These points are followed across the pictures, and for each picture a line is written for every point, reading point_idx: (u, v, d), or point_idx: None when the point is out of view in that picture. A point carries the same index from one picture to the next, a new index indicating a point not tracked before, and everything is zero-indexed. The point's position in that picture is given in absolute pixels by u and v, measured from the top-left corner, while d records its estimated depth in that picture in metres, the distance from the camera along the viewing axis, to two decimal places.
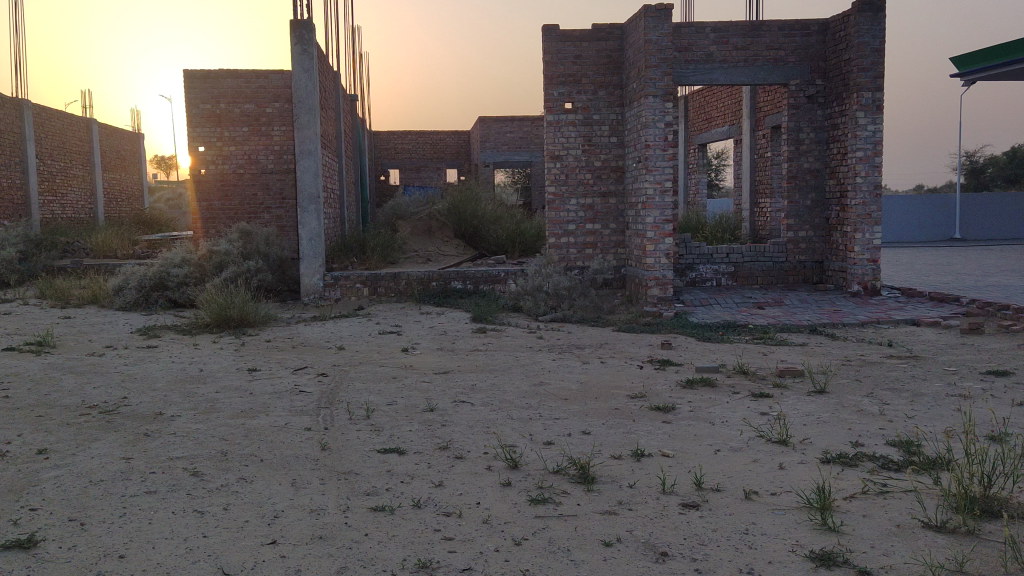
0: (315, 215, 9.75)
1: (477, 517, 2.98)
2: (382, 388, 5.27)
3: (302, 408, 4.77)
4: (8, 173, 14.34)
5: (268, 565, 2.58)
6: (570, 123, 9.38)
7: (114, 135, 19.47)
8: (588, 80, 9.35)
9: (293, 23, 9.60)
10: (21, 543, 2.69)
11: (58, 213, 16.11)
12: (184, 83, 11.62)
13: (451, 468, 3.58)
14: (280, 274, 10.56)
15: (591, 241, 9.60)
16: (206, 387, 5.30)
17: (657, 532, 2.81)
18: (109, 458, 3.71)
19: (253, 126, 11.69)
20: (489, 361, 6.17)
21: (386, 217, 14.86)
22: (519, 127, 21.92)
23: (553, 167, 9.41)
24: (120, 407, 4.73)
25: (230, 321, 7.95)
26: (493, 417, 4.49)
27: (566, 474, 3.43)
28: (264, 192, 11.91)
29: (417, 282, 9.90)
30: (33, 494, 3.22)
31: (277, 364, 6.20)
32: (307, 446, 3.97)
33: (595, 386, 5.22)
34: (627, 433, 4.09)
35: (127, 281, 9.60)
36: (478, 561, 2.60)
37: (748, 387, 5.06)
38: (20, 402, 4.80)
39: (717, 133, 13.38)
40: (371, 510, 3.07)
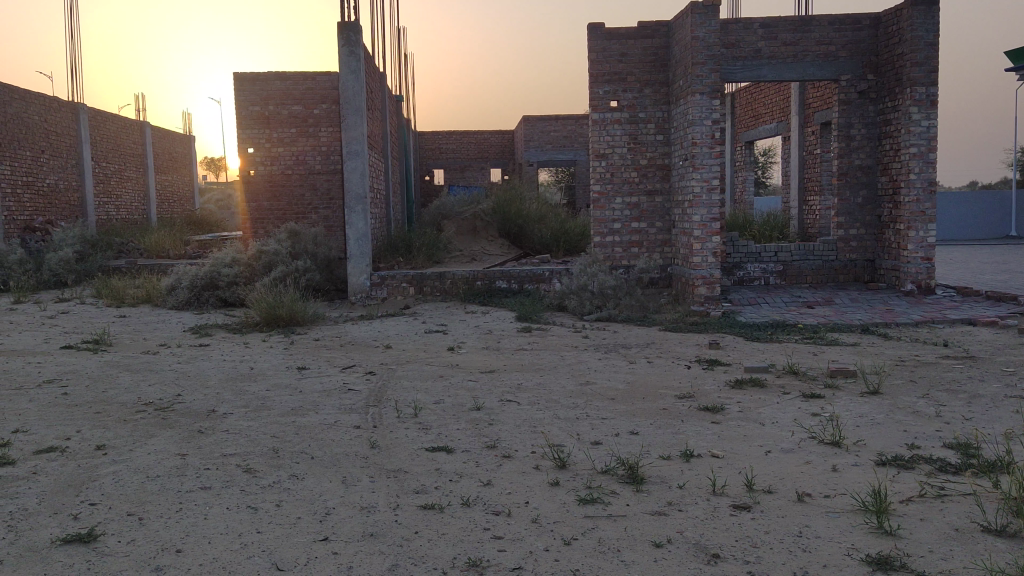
0: (362, 215, 9.84)
1: (526, 516, 2.98)
2: (429, 387, 5.30)
3: (350, 406, 4.82)
4: (65, 176, 14.70)
5: (321, 561, 2.61)
6: (616, 122, 9.35)
7: (166, 137, 19.85)
8: (633, 78, 9.30)
9: (340, 25, 9.70)
10: (82, 537, 2.76)
11: (112, 214, 16.48)
12: (234, 85, 11.81)
13: (499, 467, 3.59)
14: (328, 274, 10.69)
15: (636, 240, 9.55)
16: (257, 385, 5.38)
17: (708, 534, 2.79)
18: (164, 454, 3.79)
19: (301, 128, 11.85)
20: (535, 361, 6.16)
21: (431, 216, 14.95)
22: (564, 126, 21.91)
23: (598, 166, 9.39)
24: (174, 404, 4.82)
25: (279, 320, 8.05)
26: (540, 416, 4.49)
27: (615, 474, 3.42)
28: (312, 193, 12.05)
29: (462, 281, 9.93)
30: (93, 489, 3.30)
31: (326, 363, 6.27)
32: (357, 443, 4.02)
33: (642, 386, 5.19)
34: (675, 433, 4.07)
35: (179, 281, 9.78)
36: (528, 561, 2.61)
37: (799, 387, 5.00)
38: (78, 399, 4.92)
39: (764, 130, 13.23)
40: (420, 508, 3.09)
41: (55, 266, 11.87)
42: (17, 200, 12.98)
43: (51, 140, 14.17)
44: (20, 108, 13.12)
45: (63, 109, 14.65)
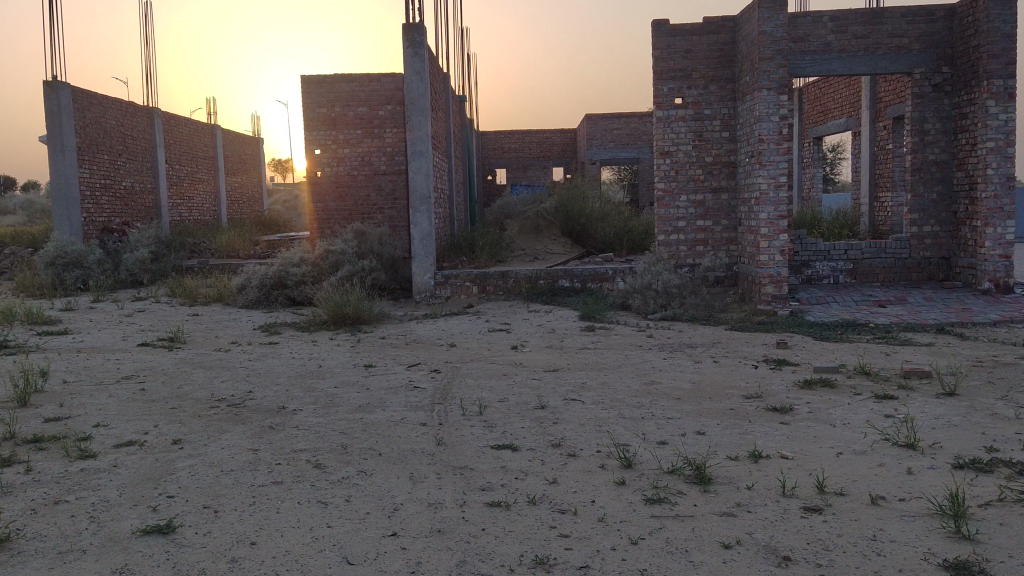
0: (427, 215, 9.93)
1: (592, 515, 2.98)
2: (493, 385, 5.33)
3: (416, 403, 4.88)
4: (141, 179, 15.16)
5: (390, 556, 2.65)
6: (681, 119, 9.26)
7: (236, 140, 20.32)
8: (698, 75, 9.20)
9: (405, 27, 9.80)
10: (161, 528, 2.85)
11: (185, 216, 16.94)
12: (302, 88, 12.02)
13: (565, 466, 3.59)
14: (393, 273, 10.83)
15: (702, 238, 9.45)
16: (326, 382, 5.49)
17: (778, 536, 2.75)
18: (237, 449, 3.88)
19: (366, 129, 12.01)
20: (598, 359, 6.15)
21: (494, 216, 15.02)
22: (626, 124, 21.87)
23: (663, 164, 9.32)
24: (246, 401, 4.93)
25: (346, 319, 8.18)
26: (605, 415, 4.48)
27: (681, 474, 3.40)
28: (377, 193, 12.20)
29: (525, 281, 9.94)
30: (171, 482, 3.40)
31: (392, 360, 6.35)
32: (423, 440, 4.07)
33: (708, 385, 5.13)
34: (743, 433, 4.02)
35: (249, 280, 10.01)
36: (595, 560, 2.61)
37: (870, 387, 4.90)
38: (156, 395, 5.08)
39: (833, 125, 12.97)
40: (487, 505, 3.11)
41: (132, 266, 12.26)
42: (95, 202, 13.43)
43: (127, 144, 14.61)
44: (99, 112, 13.56)
45: (139, 113, 15.10)
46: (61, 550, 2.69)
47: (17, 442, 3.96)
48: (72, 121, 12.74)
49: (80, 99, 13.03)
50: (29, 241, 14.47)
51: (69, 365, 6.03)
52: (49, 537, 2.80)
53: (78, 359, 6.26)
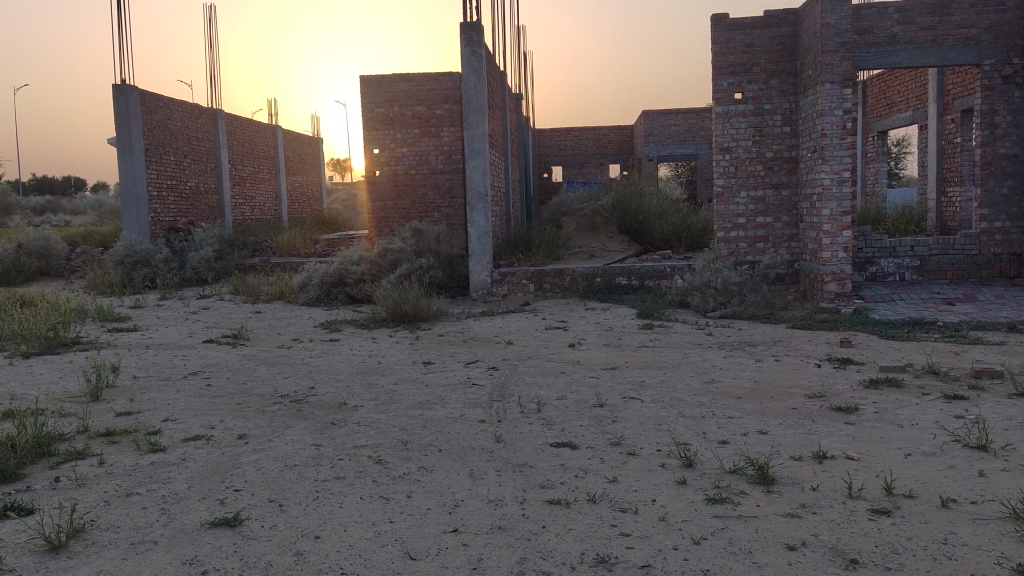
0: (484, 214, 9.96)
1: (653, 514, 2.96)
2: (551, 383, 5.33)
3: (475, 400, 4.91)
4: (205, 179, 15.50)
5: (452, 552, 2.67)
6: (740, 114, 9.13)
7: (297, 140, 20.65)
8: (758, 69, 9.06)
9: (463, 26, 9.85)
10: (228, 521, 2.91)
11: (247, 215, 17.28)
12: (361, 88, 12.16)
13: (625, 464, 3.58)
14: (450, 271, 10.90)
15: (762, 235, 9.31)
16: (385, 378, 5.55)
17: (845, 538, 2.70)
18: (301, 444, 3.95)
19: (424, 128, 12.10)
20: (657, 358, 6.10)
21: (551, 213, 15.01)
22: (684, 120, 21.67)
23: (722, 160, 9.20)
24: (308, 397, 5.02)
25: (404, 316, 8.26)
26: (664, 414, 4.44)
27: (743, 474, 3.36)
28: (435, 191, 12.27)
29: (582, 279, 9.91)
30: (237, 475, 3.48)
31: (450, 357, 6.40)
32: (483, 437, 4.08)
33: (770, 385, 5.05)
34: (807, 433, 3.95)
35: (311, 279, 10.18)
36: (657, 559, 2.59)
37: (939, 388, 4.77)
38: (221, 390, 5.20)
39: (899, 119, 12.68)
40: (547, 503, 3.11)
41: (197, 265, 12.55)
42: (162, 202, 13.78)
43: (193, 145, 14.96)
44: (165, 114, 13.89)
45: (204, 115, 15.44)
46: (133, 541, 2.77)
47: (91, 435, 4.09)
48: (139, 124, 13.06)
49: (148, 102, 13.37)
50: (99, 240, 14.93)
51: (139, 360, 6.21)
52: (123, 528, 2.89)
53: (147, 355, 6.44)
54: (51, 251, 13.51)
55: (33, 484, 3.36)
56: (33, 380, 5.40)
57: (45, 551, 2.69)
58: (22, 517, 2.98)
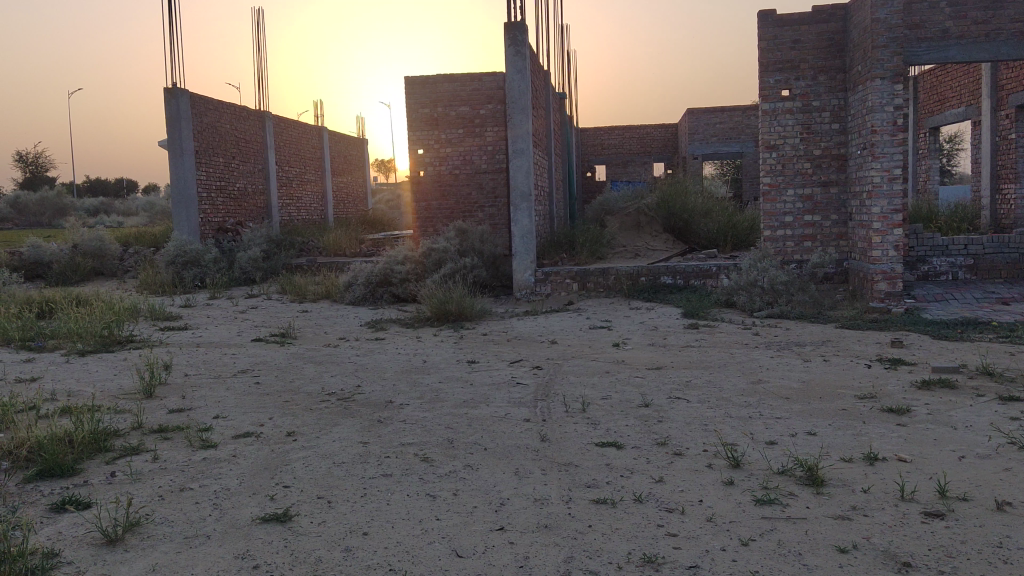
0: (527, 213, 9.97)
1: (700, 515, 2.94)
2: (596, 382, 5.33)
3: (519, 399, 4.92)
4: (253, 180, 15.73)
5: (499, 550, 2.68)
6: (788, 111, 9.01)
7: (342, 141, 20.86)
8: (806, 65, 8.93)
9: (507, 26, 9.87)
10: (279, 517, 2.96)
11: (294, 216, 17.50)
12: (406, 89, 12.24)
13: (672, 464, 3.56)
14: (494, 270, 10.93)
15: (810, 234, 9.17)
16: (430, 377, 5.58)
17: (897, 541, 2.66)
18: (348, 442, 4.00)
19: (468, 128, 12.15)
20: (703, 358, 6.06)
21: (594, 212, 14.96)
22: (730, 118, 21.47)
23: (768, 158, 9.10)
24: (355, 395, 5.07)
25: (449, 315, 8.31)
26: (710, 414, 4.41)
27: (792, 475, 3.32)
28: (478, 191, 12.31)
29: (626, 278, 9.85)
30: (286, 472, 3.53)
31: (495, 357, 6.42)
32: (528, 436, 4.08)
33: (819, 385, 4.98)
34: (857, 435, 3.89)
35: (356, 278, 10.27)
36: (705, 560, 2.57)
37: (994, 389, 4.67)
38: (271, 388, 5.28)
39: (951, 115, 12.42)
40: (593, 502, 3.11)
41: (245, 265, 12.75)
42: (211, 203, 14.01)
43: (241, 147, 15.19)
44: (214, 117, 14.12)
45: (252, 117, 15.67)
46: (187, 535, 2.83)
47: (144, 431, 4.17)
48: (189, 126, 13.28)
49: (198, 105, 13.60)
50: (151, 241, 15.23)
51: (189, 358, 6.33)
52: (176, 522, 2.95)
53: (198, 353, 6.56)
54: (105, 252, 13.82)
55: (90, 478, 3.44)
56: (88, 377, 5.53)
57: (102, 543, 2.76)
58: (80, 510, 3.06)
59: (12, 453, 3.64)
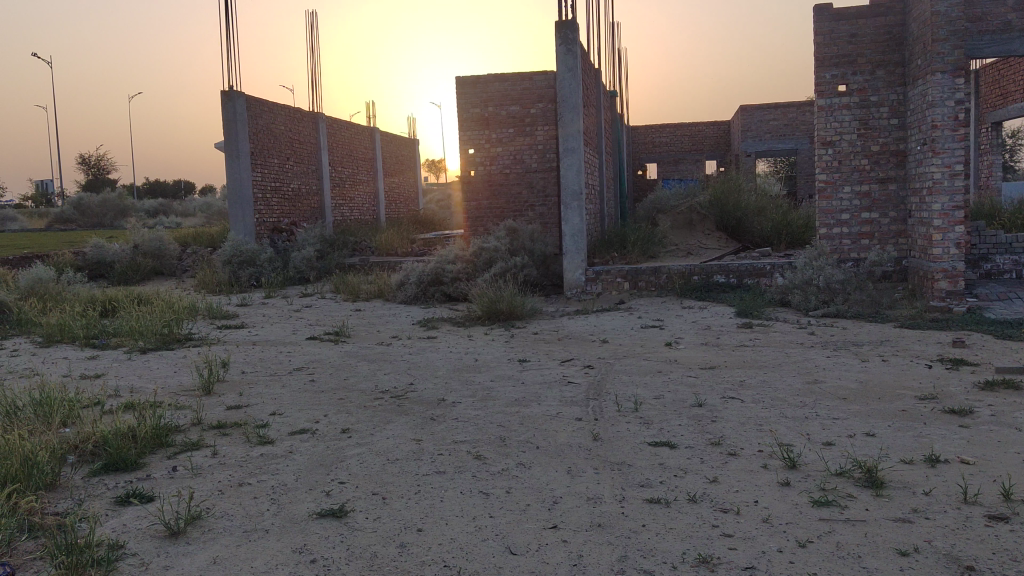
0: (578, 212, 9.95)
1: (757, 515, 2.91)
2: (648, 382, 5.29)
3: (571, 398, 4.91)
4: (307, 180, 15.95)
5: (553, 548, 2.68)
6: (844, 107, 8.86)
7: (394, 142, 21.05)
8: (864, 60, 8.76)
9: (558, 25, 9.85)
10: (334, 512, 3.00)
11: (347, 216, 17.71)
12: (457, 89, 12.30)
13: (726, 464, 3.52)
14: (544, 269, 10.92)
15: (868, 232, 9.00)
16: (482, 375, 5.62)
17: (960, 545, 2.60)
18: (402, 439, 4.03)
19: (519, 127, 12.15)
20: (758, 358, 5.97)
21: (646, 210, 14.86)
22: (784, 114, 21.18)
23: (825, 154, 8.95)
24: (408, 393, 5.11)
25: (499, 314, 8.33)
26: (765, 414, 4.35)
27: (851, 476, 3.27)
28: (529, 191, 12.31)
29: (679, 276, 9.76)
30: (342, 468, 3.57)
31: (546, 356, 6.40)
32: (579, 435, 4.08)
33: (877, 386, 4.89)
34: (918, 436, 3.81)
35: (408, 278, 10.36)
36: (761, 561, 2.54)
37: None
38: (326, 385, 5.35)
39: (1014, 109, 12.08)
40: (646, 502, 3.09)
41: (300, 265, 12.94)
42: (266, 204, 14.24)
43: (296, 149, 15.42)
44: (269, 119, 14.35)
45: (306, 119, 15.89)
46: (247, 529, 2.89)
47: (204, 427, 4.26)
48: (245, 128, 13.51)
49: (253, 107, 13.83)
50: (209, 241, 15.56)
51: (246, 356, 6.44)
52: (236, 516, 3.01)
53: (254, 351, 6.68)
54: (164, 252, 14.14)
55: (153, 472, 3.53)
56: (150, 374, 5.67)
57: (166, 536, 2.83)
58: (144, 503, 3.14)
59: (78, 447, 3.75)
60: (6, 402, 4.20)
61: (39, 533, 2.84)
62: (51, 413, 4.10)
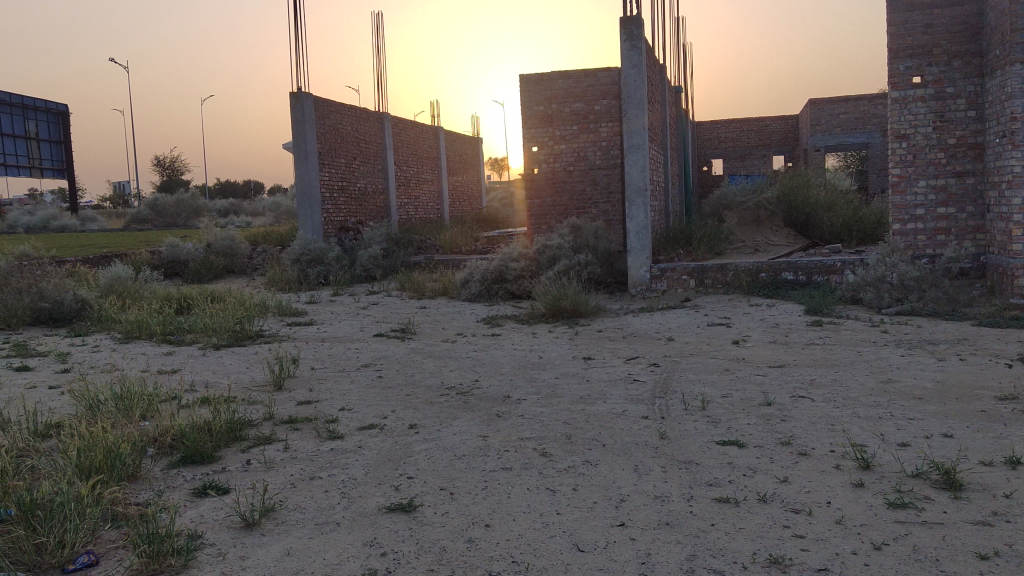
0: (643, 208, 9.87)
1: (829, 517, 2.85)
2: (715, 381, 5.21)
3: (637, 396, 4.88)
4: (373, 180, 16.17)
5: (620, 546, 2.67)
6: (919, 99, 8.63)
7: (458, 140, 21.19)
8: (940, 51, 8.52)
9: (623, 20, 9.79)
10: (404, 507, 3.04)
11: (412, 214, 17.91)
12: (521, 87, 12.31)
13: (797, 464, 3.46)
14: (608, 267, 10.75)
15: (944, 227, 8.73)
16: (547, 373, 5.62)
17: None
18: (468, 435, 4.06)
19: (583, 124, 12.11)
20: (828, 356, 5.84)
21: (712, 207, 14.67)
22: (854, 108, 20.76)
23: (898, 148, 8.74)
24: (474, 390, 5.15)
25: (563, 312, 8.33)
26: (836, 414, 4.26)
27: (928, 478, 3.18)
28: (593, 187, 12.26)
29: (746, 273, 9.60)
30: (410, 463, 3.62)
31: (610, 353, 6.38)
32: (646, 433, 4.05)
33: (955, 386, 4.75)
34: (998, 437, 3.69)
35: (472, 275, 10.42)
36: (834, 563, 2.50)
37: None
38: (392, 382, 5.43)
39: None
40: (715, 501, 3.06)
41: (366, 263, 13.13)
42: (334, 203, 14.48)
43: (362, 149, 15.63)
44: (336, 119, 14.58)
45: (372, 119, 16.09)
46: (318, 522, 2.94)
47: (276, 422, 4.36)
48: (313, 129, 13.73)
49: (321, 108, 14.05)
50: (278, 240, 15.87)
51: (315, 353, 6.56)
52: (308, 509, 3.07)
53: (323, 348, 6.79)
54: (235, 251, 14.49)
55: (228, 466, 3.62)
56: (223, 369, 5.82)
57: (241, 527, 2.90)
58: (220, 495, 3.23)
59: (157, 440, 3.87)
60: (89, 396, 4.36)
61: (121, 522, 2.95)
62: (131, 407, 4.25)
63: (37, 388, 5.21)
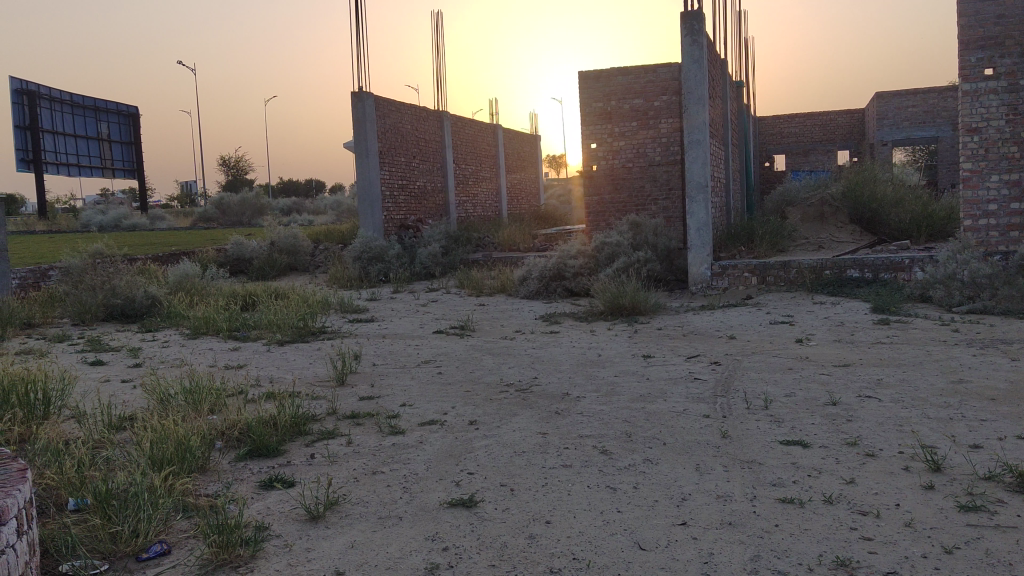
0: (704, 205, 9.75)
1: (898, 519, 2.79)
2: (777, 380, 5.13)
3: (698, 395, 4.83)
4: (433, 178, 16.28)
5: (682, 545, 2.65)
6: (992, 91, 8.38)
7: (517, 138, 21.22)
8: (1013, 41, 8.25)
9: (683, 15, 9.68)
10: (465, 502, 3.06)
11: (470, 212, 17.99)
12: (580, 84, 12.27)
13: (863, 465, 3.39)
14: (668, 264, 10.70)
15: (1018, 223, 8.42)
16: (607, 370, 5.60)
17: None
18: (528, 432, 4.07)
19: (642, 121, 12.02)
20: (896, 356, 5.70)
21: (774, 203, 14.44)
22: (923, 100, 20.22)
23: (969, 142, 8.50)
24: (533, 387, 5.16)
25: (623, 309, 8.29)
26: (905, 415, 4.16)
27: (1001, 481, 3.09)
28: (652, 184, 12.16)
29: (809, 271, 9.43)
30: (470, 459, 3.64)
31: (671, 351, 6.32)
32: (708, 432, 4.01)
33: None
34: None
35: (531, 273, 10.43)
36: (904, 566, 2.44)
37: None
38: (452, 378, 5.47)
39: None
40: (779, 502, 3.01)
41: (425, 260, 13.23)
42: (394, 202, 14.62)
43: (421, 147, 15.75)
44: (396, 118, 14.71)
45: (431, 117, 16.20)
46: (381, 515, 2.98)
47: (339, 417, 4.43)
48: (374, 128, 13.87)
49: (381, 107, 14.19)
50: (339, 238, 16.08)
51: (377, 349, 6.63)
52: (371, 503, 3.11)
53: (384, 344, 6.87)
54: (298, 249, 14.73)
55: (293, 459, 3.69)
56: (287, 365, 5.93)
57: (307, 520, 2.96)
58: (286, 488, 3.29)
59: (225, 433, 3.96)
60: (159, 390, 4.48)
61: (192, 512, 3.03)
62: (201, 401, 4.36)
63: (111, 382, 5.38)
